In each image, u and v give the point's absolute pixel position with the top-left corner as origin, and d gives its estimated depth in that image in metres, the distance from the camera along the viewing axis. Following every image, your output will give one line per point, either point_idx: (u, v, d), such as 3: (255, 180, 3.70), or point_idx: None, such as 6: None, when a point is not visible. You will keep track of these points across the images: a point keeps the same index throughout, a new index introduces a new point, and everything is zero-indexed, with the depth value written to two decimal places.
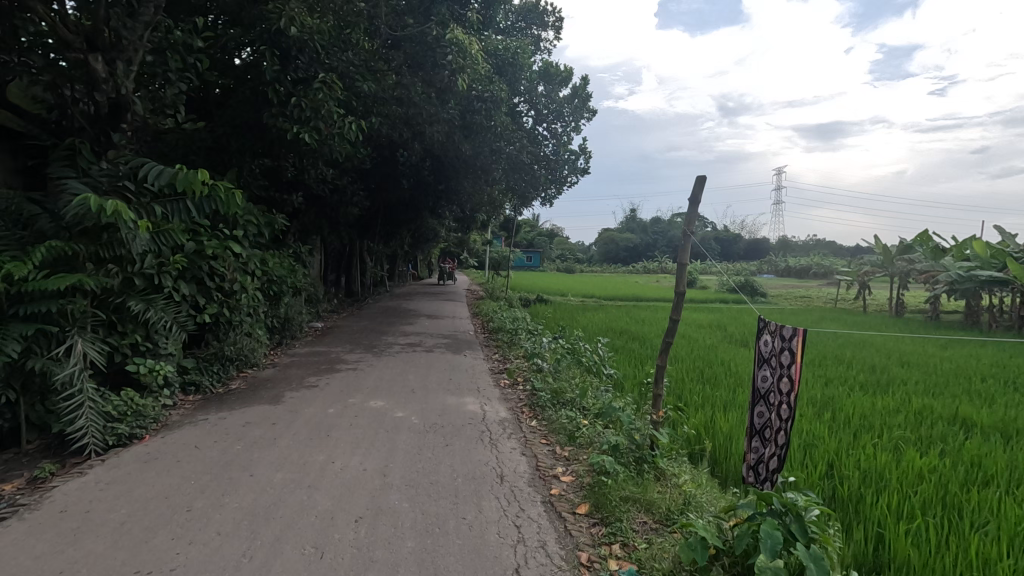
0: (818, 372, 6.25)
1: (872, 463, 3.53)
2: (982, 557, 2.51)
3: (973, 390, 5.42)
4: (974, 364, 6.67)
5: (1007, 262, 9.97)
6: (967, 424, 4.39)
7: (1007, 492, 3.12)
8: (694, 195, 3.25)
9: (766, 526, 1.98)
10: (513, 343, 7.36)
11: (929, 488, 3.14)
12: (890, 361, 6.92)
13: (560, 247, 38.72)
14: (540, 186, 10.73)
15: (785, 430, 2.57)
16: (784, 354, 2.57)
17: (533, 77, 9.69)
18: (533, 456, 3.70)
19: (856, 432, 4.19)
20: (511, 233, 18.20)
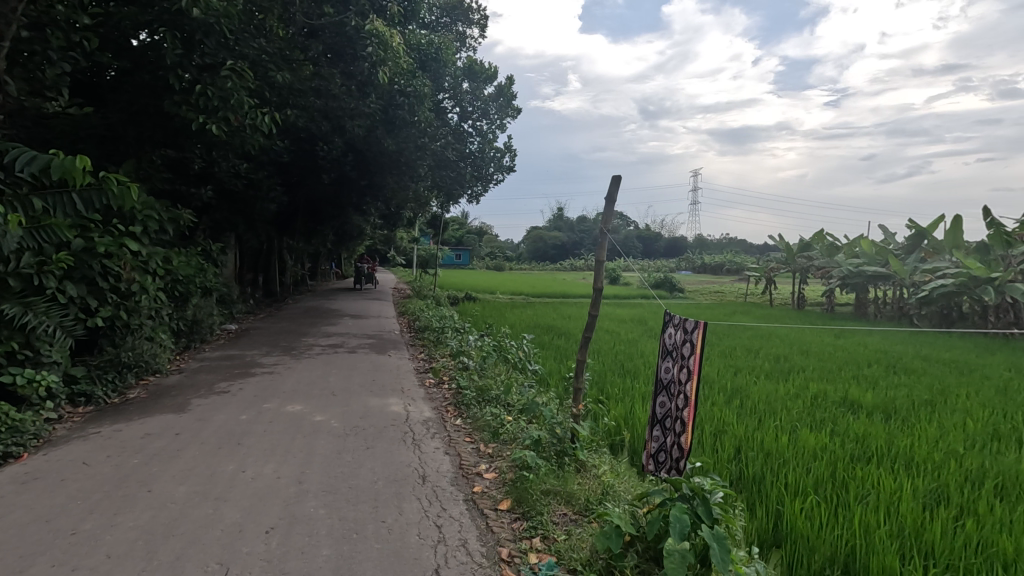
0: (728, 362, 6.65)
1: (772, 445, 3.80)
2: (865, 525, 2.76)
3: (859, 374, 5.99)
4: (862, 352, 7.35)
5: (888, 258, 11.03)
6: (855, 406, 4.83)
7: (885, 465, 3.46)
8: (610, 195, 3.33)
9: (675, 510, 2.06)
10: (440, 341, 7.31)
11: (821, 466, 3.43)
12: (790, 350, 7.52)
13: (489, 245, 38.89)
14: (467, 183, 10.68)
15: (682, 418, 2.72)
16: (685, 346, 2.72)
17: (458, 74, 9.57)
18: (457, 455, 3.68)
19: (760, 417, 4.51)
20: (439, 231, 18.05)
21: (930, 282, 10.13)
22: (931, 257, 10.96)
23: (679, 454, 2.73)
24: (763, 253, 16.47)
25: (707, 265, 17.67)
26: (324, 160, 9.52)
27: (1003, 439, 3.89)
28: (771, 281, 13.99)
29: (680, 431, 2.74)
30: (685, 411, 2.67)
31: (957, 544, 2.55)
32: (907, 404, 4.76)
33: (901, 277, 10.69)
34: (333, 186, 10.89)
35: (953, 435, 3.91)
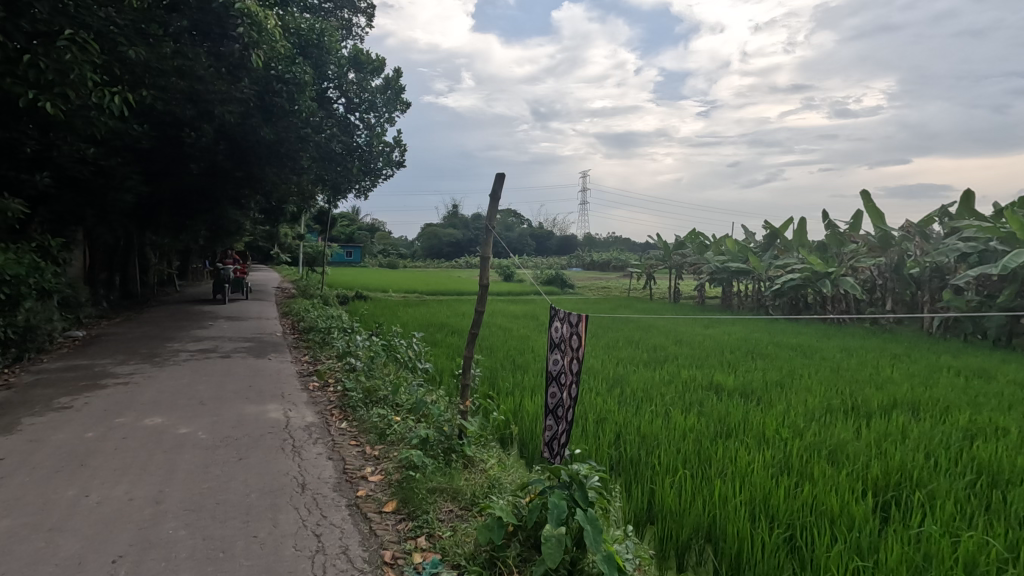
0: (611, 354, 7.04)
1: (648, 429, 4.09)
2: (722, 495, 3.06)
3: (724, 360, 6.62)
4: (726, 340, 8.13)
5: (748, 255, 12.28)
6: (719, 388, 5.34)
7: (742, 441, 3.86)
8: (494, 192, 3.38)
9: (554, 497, 2.14)
10: (325, 343, 6.97)
11: (688, 445, 3.75)
12: (668, 340, 8.11)
13: (382, 241, 37.77)
14: (354, 178, 10.27)
15: (571, 406, 2.79)
16: (571, 338, 2.81)
17: (343, 63, 9.19)
18: (341, 459, 3.54)
19: (638, 403, 4.82)
20: (326, 227, 17.22)
21: (782, 276, 11.46)
22: (782, 254, 12.39)
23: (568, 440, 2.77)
24: (644, 250, 17.61)
25: (595, 262, 18.54)
26: (191, 148, 8.68)
27: (834, 412, 4.51)
28: (651, 276, 15.01)
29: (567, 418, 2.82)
30: (573, 399, 2.77)
31: (796, 506, 2.90)
32: (760, 386, 5.35)
33: (759, 272, 11.97)
34: (204, 177, 9.97)
35: (797, 411, 4.46)
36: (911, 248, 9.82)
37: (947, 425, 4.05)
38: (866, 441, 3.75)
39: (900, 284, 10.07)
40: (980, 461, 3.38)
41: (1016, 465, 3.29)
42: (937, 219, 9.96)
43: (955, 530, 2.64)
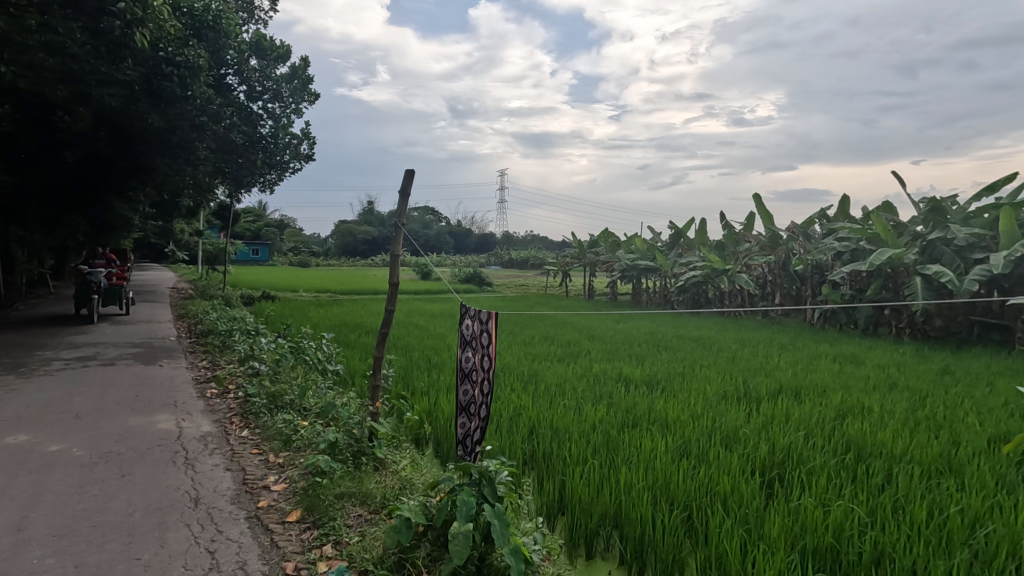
0: (527, 351, 7.15)
1: (561, 422, 4.20)
2: (628, 482, 3.21)
3: (631, 353, 6.95)
4: (635, 334, 8.53)
5: (656, 254, 12.95)
6: (627, 380, 5.60)
7: (647, 429, 4.07)
8: (404, 188, 3.31)
9: (463, 495, 2.14)
10: (226, 346, 6.54)
11: (597, 437, 3.88)
12: (581, 336, 8.37)
13: (292, 238, 35.92)
14: (257, 171, 9.67)
15: (488, 403, 2.80)
16: (483, 335, 2.81)
17: (244, 48, 8.64)
18: (240, 469, 3.33)
19: (550, 397, 4.94)
20: (228, 223, 16.12)
21: (686, 273, 12.20)
22: (686, 253, 13.19)
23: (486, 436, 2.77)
24: (560, 249, 18.06)
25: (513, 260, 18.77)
26: (65, 133, 7.79)
27: (729, 398, 4.87)
28: (566, 274, 15.44)
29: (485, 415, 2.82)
30: (489, 396, 2.79)
31: (692, 488, 3.10)
32: (664, 376, 5.67)
33: (665, 270, 12.66)
34: (82, 165, 8.99)
35: (696, 398, 4.76)
36: (796, 248, 10.81)
37: (823, 406, 4.50)
38: (755, 424, 4.09)
39: (787, 280, 11.06)
40: (849, 437, 3.78)
41: (877, 440, 3.70)
42: (817, 221, 11.03)
43: (827, 500, 2.93)
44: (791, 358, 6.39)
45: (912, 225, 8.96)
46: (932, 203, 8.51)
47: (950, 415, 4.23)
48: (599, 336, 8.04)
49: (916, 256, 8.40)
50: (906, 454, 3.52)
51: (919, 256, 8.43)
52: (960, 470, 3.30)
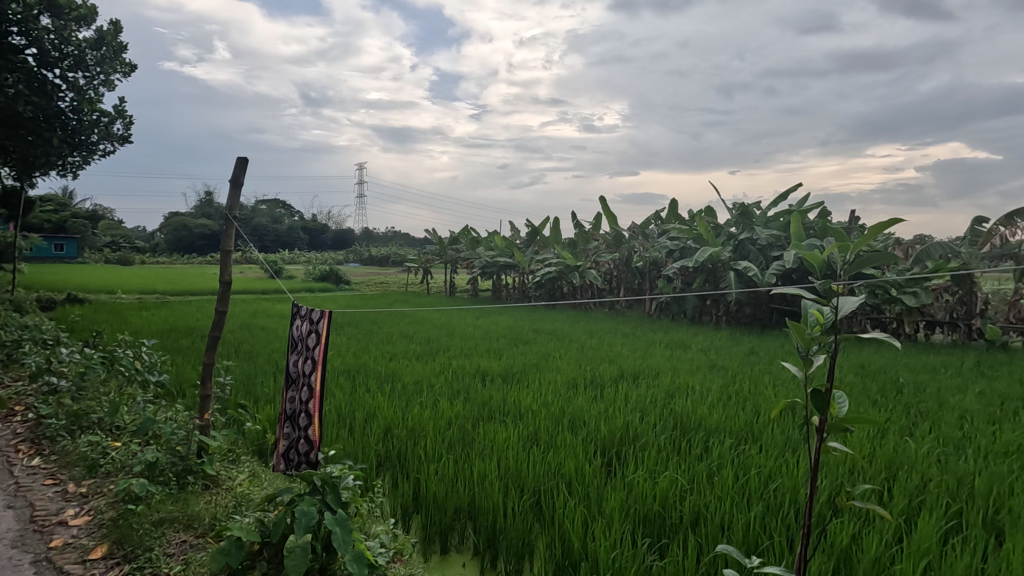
0: (384, 350, 6.94)
1: (416, 420, 4.16)
2: (481, 473, 3.28)
3: (490, 348, 7.10)
4: (493, 329, 8.74)
5: (513, 251, 13.36)
6: (485, 374, 5.71)
7: (501, 420, 4.20)
8: (235, 177, 3.02)
9: (303, 505, 2.01)
10: (13, 360, 5.45)
11: (453, 432, 3.90)
12: (442, 332, 8.36)
13: (109, 232, 31.01)
14: (53, 151, 8.17)
15: (308, 411, 2.66)
16: (311, 337, 2.67)
17: (30, 2, 7.27)
18: (27, 506, 2.80)
19: (408, 396, 4.87)
20: (18, 213, 13.45)
21: (541, 269, 12.77)
22: (541, 250, 13.82)
23: (307, 448, 2.64)
24: (421, 245, 17.87)
25: None
26: None
27: (576, 386, 5.20)
28: (427, 270, 15.31)
29: (306, 425, 2.68)
30: (307, 403, 2.65)
31: (540, 473, 3.25)
32: (520, 369, 5.88)
33: (523, 266, 13.12)
34: None
35: (546, 388, 5.01)
36: (636, 246, 11.87)
37: (655, 388, 5.00)
38: (598, 407, 4.42)
39: (629, 274, 12.13)
40: (675, 414, 4.25)
41: (698, 415, 4.21)
42: (653, 221, 12.22)
43: (657, 472, 3.25)
44: (634, 348, 6.99)
45: (727, 226, 10.32)
46: (742, 207, 9.89)
47: (753, 389, 4.95)
48: (460, 334, 8.11)
49: (730, 253, 9.71)
50: (720, 425, 4.05)
51: (732, 253, 9.74)
52: (758, 434, 3.89)
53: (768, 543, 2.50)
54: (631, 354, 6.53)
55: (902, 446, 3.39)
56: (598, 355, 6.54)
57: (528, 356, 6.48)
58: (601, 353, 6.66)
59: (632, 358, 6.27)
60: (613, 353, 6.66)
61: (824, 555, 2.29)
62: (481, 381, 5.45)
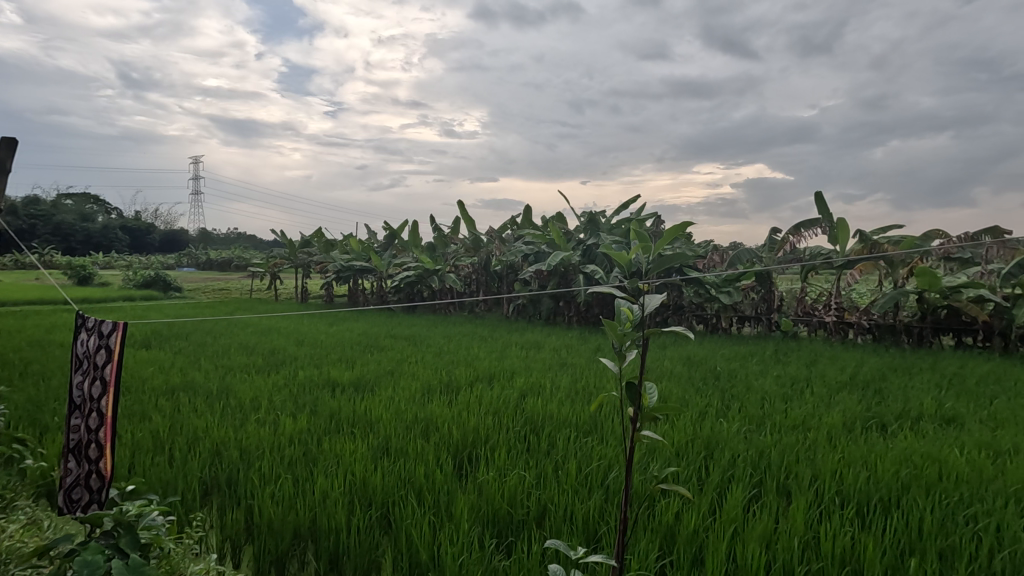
0: (218, 363, 6.22)
1: (251, 439, 3.77)
2: (324, 491, 3.05)
3: (339, 356, 6.73)
4: (346, 335, 8.35)
5: (370, 254, 12.91)
6: (335, 384, 5.39)
7: (351, 432, 3.98)
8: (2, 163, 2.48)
9: (86, 554, 1.69)
10: None
11: (295, 450, 3.61)
12: (289, 342, 7.77)
13: None
14: None
15: (98, 441, 2.26)
16: (101, 353, 2.27)
17: None
18: None
19: (244, 414, 4.40)
20: None
21: (400, 273, 12.52)
22: (400, 253, 13.56)
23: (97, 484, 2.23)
24: (267, 247, 16.50)
25: None
26: None
27: (431, 391, 5.11)
28: (274, 275, 14.15)
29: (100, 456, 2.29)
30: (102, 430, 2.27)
31: (389, 485, 3.11)
32: (372, 377, 5.63)
33: (380, 270, 12.72)
34: None
35: (398, 395, 4.86)
36: (493, 250, 12.14)
37: (509, 389, 5.11)
38: (452, 411, 4.39)
39: (488, 278, 12.41)
40: (527, 413, 4.36)
41: (548, 412, 4.38)
42: (510, 227, 12.61)
43: (506, 471, 3.29)
44: (492, 350, 7.12)
45: (577, 233, 10.99)
46: (589, 215, 10.61)
47: (597, 384, 5.28)
48: (308, 343, 7.60)
49: (579, 258, 10.36)
50: (566, 419, 4.26)
51: (581, 257, 10.39)
52: (601, 425, 4.15)
53: (605, 530, 2.64)
54: (486, 357, 6.63)
55: (718, 427, 3.82)
56: (458, 359, 6.54)
57: (384, 364, 6.27)
58: (461, 357, 6.66)
59: (486, 361, 6.38)
60: (470, 356, 6.70)
61: (652, 533, 2.48)
62: (332, 392, 5.13)
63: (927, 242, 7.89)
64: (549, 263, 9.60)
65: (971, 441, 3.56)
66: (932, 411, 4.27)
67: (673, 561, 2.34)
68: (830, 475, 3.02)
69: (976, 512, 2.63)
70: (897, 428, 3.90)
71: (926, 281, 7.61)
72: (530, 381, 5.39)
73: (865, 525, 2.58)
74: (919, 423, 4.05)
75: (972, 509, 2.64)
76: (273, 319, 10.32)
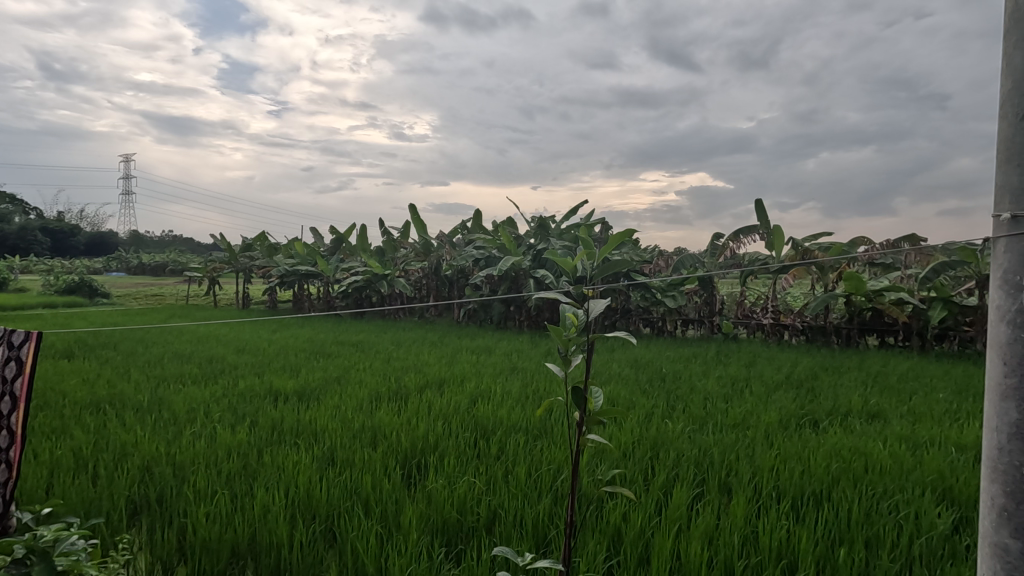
0: (150, 374, 5.87)
1: (185, 454, 3.57)
2: (265, 506, 2.92)
3: (282, 364, 6.49)
4: (290, 342, 8.08)
5: (316, 258, 12.55)
6: (277, 393, 5.19)
7: (294, 443, 3.84)
8: None
9: None
10: None
11: (233, 463, 3.44)
12: (227, 349, 7.43)
13: None
14: None
15: (7, 462, 2.10)
16: (10, 367, 2.11)
17: None
18: None
19: (177, 427, 4.16)
20: None
21: (348, 278, 12.26)
22: (348, 258, 13.28)
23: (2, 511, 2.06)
24: (205, 250, 15.73)
25: None
26: None
27: (380, 399, 5.00)
28: (213, 280, 13.53)
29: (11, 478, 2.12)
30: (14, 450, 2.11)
31: (334, 497, 3.01)
32: (318, 385, 5.45)
33: (327, 275, 12.37)
34: None
35: (344, 404, 4.73)
36: (444, 254, 12.06)
37: (459, 394, 5.07)
38: (401, 418, 4.30)
39: (438, 283, 12.32)
40: (477, 419, 4.34)
41: (498, 417, 4.37)
42: (460, 231, 12.56)
43: (456, 478, 3.26)
44: (443, 355, 7.07)
45: (527, 238, 11.08)
46: (539, 220, 10.69)
47: (546, 388, 5.32)
48: (250, 351, 7.30)
49: (530, 262, 10.44)
50: (516, 424, 4.26)
51: (532, 262, 10.48)
52: (550, 429, 4.17)
53: (554, 533, 2.65)
54: (437, 363, 6.58)
55: (664, 428, 3.92)
56: (409, 365, 6.45)
57: (331, 371, 6.10)
58: (411, 363, 6.58)
59: (437, 367, 6.32)
60: (421, 362, 6.62)
61: (600, 535, 2.51)
62: (274, 401, 4.93)
63: (853, 249, 8.43)
64: (500, 268, 9.63)
65: (893, 435, 3.81)
66: (858, 407, 4.55)
67: (620, 562, 2.37)
68: (768, 472, 3.15)
69: (898, 501, 2.81)
70: (828, 424, 4.12)
71: (852, 286, 8.13)
72: (480, 386, 5.38)
73: (800, 518, 2.70)
74: (847, 418, 4.31)
75: (894, 499, 2.83)
76: (212, 326, 9.86)
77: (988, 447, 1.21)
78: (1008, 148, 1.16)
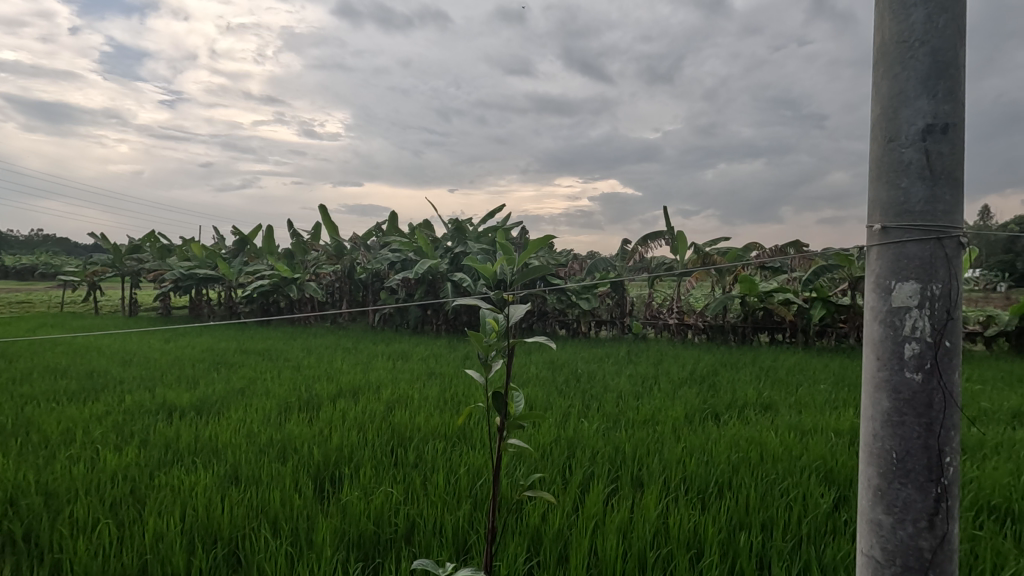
0: (15, 392, 5.17)
1: (61, 480, 3.19)
2: (158, 531, 2.67)
3: (177, 376, 5.98)
4: (186, 352, 7.46)
5: (217, 261, 11.68)
6: (171, 408, 4.77)
7: (190, 462, 3.54)
8: None
9: None
10: None
11: (119, 489, 3.11)
12: (110, 362, 6.72)
13: None
14: None
15: None
16: None
17: None
18: None
19: (50, 451, 3.70)
20: None
21: (252, 282, 11.53)
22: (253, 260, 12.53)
23: None
24: (85, 251, 14.14)
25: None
26: None
27: (289, 410, 4.73)
28: (93, 285, 12.17)
29: None
30: None
31: (236, 517, 2.81)
32: (219, 398, 5.07)
33: (228, 280, 11.53)
34: None
35: (249, 417, 4.43)
36: (358, 258, 11.72)
37: (374, 402, 4.91)
38: (313, 429, 4.10)
39: (352, 287, 11.91)
40: (395, 427, 4.23)
41: (416, 424, 4.27)
42: (375, 234, 12.23)
43: (372, 489, 3.16)
44: (356, 362, 6.83)
45: (445, 241, 10.98)
46: (456, 223, 10.61)
47: (465, 393, 5.29)
48: (140, 364, 6.66)
49: (447, 265, 10.38)
50: (434, 430, 4.20)
51: (449, 266, 10.43)
52: (468, 434, 4.15)
53: (476, 539, 2.64)
54: (349, 369, 6.38)
55: (580, 428, 4.02)
56: (323, 372, 6.18)
57: (235, 381, 5.71)
58: (322, 370, 6.30)
59: (348, 373, 6.12)
60: (332, 369, 6.37)
61: (519, 537, 2.54)
62: (168, 417, 4.51)
63: (747, 254, 9.18)
64: (416, 271, 9.47)
65: (784, 425, 4.15)
66: (753, 399, 4.94)
67: (539, 562, 2.40)
68: (676, 465, 3.32)
69: (788, 485, 3.07)
70: (728, 417, 4.42)
71: (746, 287, 8.80)
72: (396, 392, 5.25)
73: (704, 508, 2.87)
74: (743, 411, 4.64)
75: (785, 483, 3.08)
76: (92, 337, 8.87)
77: (866, 434, 1.34)
78: (878, 165, 1.30)
